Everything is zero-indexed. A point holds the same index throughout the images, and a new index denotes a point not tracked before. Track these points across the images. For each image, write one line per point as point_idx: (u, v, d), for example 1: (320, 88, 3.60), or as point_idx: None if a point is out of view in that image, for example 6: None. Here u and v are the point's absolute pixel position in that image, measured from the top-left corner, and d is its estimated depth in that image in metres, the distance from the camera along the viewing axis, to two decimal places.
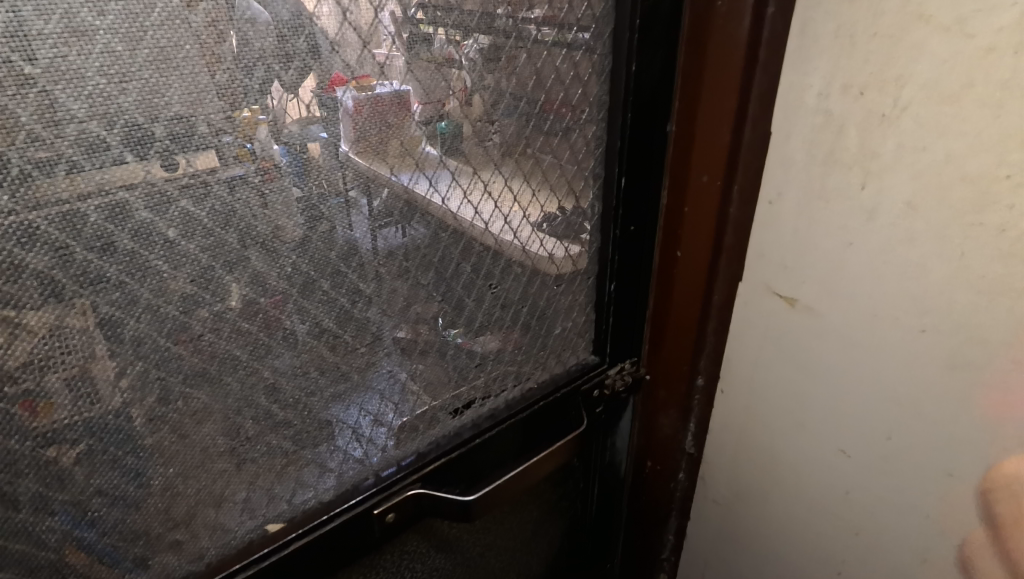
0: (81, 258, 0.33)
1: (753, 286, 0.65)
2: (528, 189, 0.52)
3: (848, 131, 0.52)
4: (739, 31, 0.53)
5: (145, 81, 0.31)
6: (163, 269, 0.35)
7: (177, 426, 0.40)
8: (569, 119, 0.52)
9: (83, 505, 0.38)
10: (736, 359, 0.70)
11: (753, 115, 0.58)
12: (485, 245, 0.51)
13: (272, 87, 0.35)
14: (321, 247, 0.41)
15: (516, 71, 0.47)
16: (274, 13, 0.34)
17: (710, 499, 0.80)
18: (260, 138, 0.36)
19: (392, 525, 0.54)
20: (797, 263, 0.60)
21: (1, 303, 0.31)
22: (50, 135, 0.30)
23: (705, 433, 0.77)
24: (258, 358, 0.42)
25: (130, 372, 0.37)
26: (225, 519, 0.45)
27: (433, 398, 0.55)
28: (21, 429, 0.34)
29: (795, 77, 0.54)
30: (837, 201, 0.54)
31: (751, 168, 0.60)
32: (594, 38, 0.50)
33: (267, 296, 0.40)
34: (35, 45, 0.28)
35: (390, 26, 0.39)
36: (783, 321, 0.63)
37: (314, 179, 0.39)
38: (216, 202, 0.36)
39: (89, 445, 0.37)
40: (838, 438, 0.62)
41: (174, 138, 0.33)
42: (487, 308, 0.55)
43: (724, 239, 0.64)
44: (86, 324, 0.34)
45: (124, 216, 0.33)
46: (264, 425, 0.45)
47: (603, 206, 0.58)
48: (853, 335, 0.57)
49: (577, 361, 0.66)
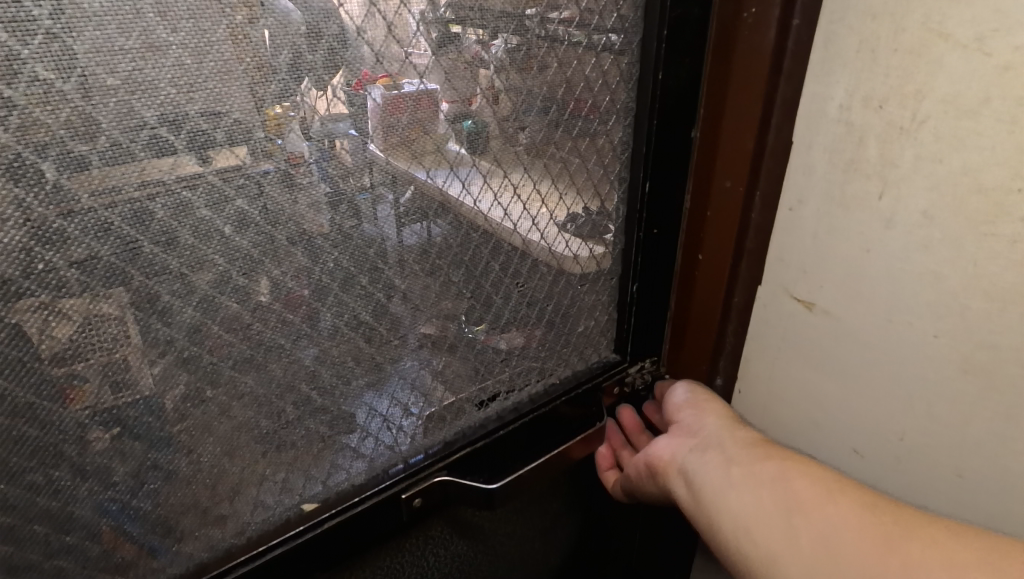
0: (147, 252, 0.36)
1: (772, 290, 0.66)
2: (555, 191, 0.54)
3: (868, 142, 0.53)
4: (764, 42, 0.54)
5: (210, 91, 0.34)
6: (219, 262, 0.38)
7: (225, 408, 0.43)
8: (596, 124, 0.54)
9: (140, 478, 0.41)
10: (755, 361, 0.71)
11: (776, 124, 0.59)
12: (513, 244, 0.54)
13: (302, 86, 0.37)
14: (360, 245, 0.44)
15: (547, 78, 0.49)
16: (324, 26, 0.37)
17: None
18: (290, 137, 0.38)
19: (419, 510, 0.56)
20: (816, 268, 0.61)
21: (70, 294, 0.34)
22: (127, 140, 0.33)
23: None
24: (295, 342, 0.44)
25: (162, 361, 0.39)
26: (265, 496, 0.48)
27: (459, 391, 0.57)
28: (67, 412, 0.37)
29: (818, 89, 0.55)
30: (857, 210, 0.55)
31: (774, 174, 0.61)
32: (623, 45, 0.52)
33: (310, 290, 0.43)
34: (117, 59, 0.31)
35: (420, 29, 0.41)
36: (799, 325, 0.64)
37: (354, 179, 0.42)
38: (269, 201, 0.39)
39: (147, 423, 0.40)
40: (851, 438, 0.64)
41: (232, 141, 0.36)
42: (513, 305, 0.57)
43: (744, 244, 0.65)
44: (120, 313, 0.36)
45: (186, 213, 0.36)
46: (303, 410, 0.47)
47: (628, 209, 0.60)
48: (868, 339, 0.58)
49: (599, 358, 0.68)
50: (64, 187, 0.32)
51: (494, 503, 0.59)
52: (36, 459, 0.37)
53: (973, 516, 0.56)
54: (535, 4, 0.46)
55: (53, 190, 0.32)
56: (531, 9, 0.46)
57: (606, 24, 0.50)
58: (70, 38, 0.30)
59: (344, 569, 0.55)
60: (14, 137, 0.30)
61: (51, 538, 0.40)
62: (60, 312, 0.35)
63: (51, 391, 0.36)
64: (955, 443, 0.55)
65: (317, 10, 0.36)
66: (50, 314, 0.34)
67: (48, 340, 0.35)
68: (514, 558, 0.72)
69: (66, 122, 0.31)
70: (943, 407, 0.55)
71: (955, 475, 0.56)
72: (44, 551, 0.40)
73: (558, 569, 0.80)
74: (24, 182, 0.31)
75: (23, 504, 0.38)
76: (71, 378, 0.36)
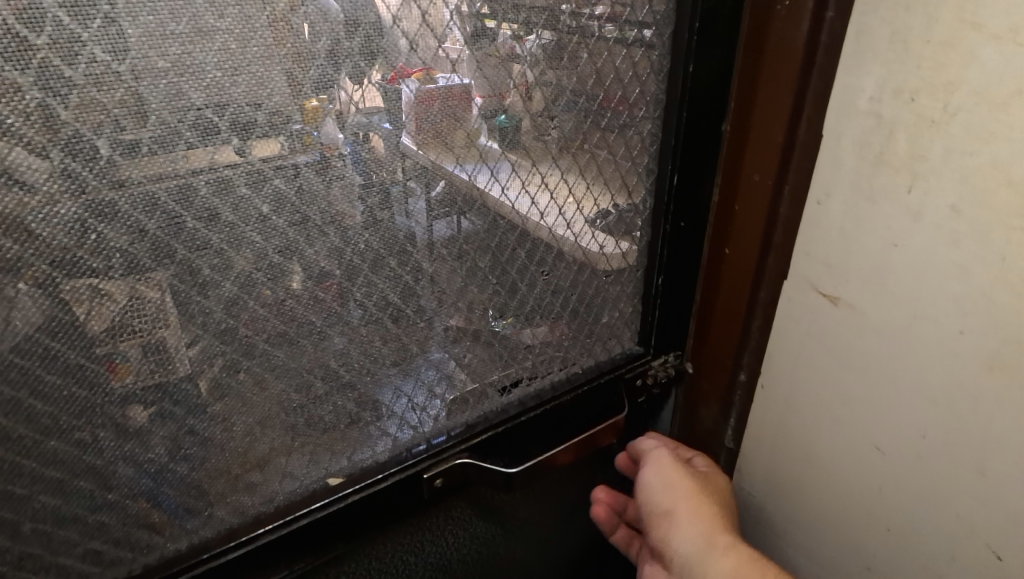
0: (190, 227, 0.38)
1: (799, 284, 0.65)
2: (582, 183, 0.55)
3: (897, 135, 0.52)
4: (798, 35, 0.54)
5: (253, 74, 0.36)
6: (256, 239, 0.40)
7: (259, 379, 0.45)
8: (625, 116, 0.55)
9: (177, 442, 0.44)
10: (779, 358, 0.69)
11: (807, 116, 0.58)
12: (540, 235, 0.55)
13: (342, 80, 0.39)
14: (389, 228, 0.46)
15: (577, 69, 0.50)
16: (360, 15, 0.38)
17: (743, 495, 0.81)
18: (326, 128, 0.39)
19: (440, 489, 0.58)
20: (842, 261, 0.60)
21: (115, 273, 0.36)
22: (175, 120, 0.35)
23: (745, 428, 0.77)
24: (332, 325, 0.47)
25: (198, 342, 0.41)
26: (292, 467, 0.50)
27: (481, 377, 0.59)
28: (107, 376, 0.39)
29: (850, 80, 0.54)
30: (883, 203, 0.55)
31: (803, 168, 0.60)
32: (654, 38, 0.53)
33: (341, 269, 0.45)
34: (168, 43, 0.33)
35: (456, 22, 0.42)
36: (824, 318, 0.63)
37: (388, 167, 0.43)
38: (305, 183, 0.40)
39: (186, 389, 0.42)
40: (872, 436, 0.62)
41: (271, 125, 0.38)
42: (538, 294, 0.58)
43: (772, 239, 0.65)
44: (161, 295, 0.38)
45: (227, 191, 0.38)
46: (331, 386, 0.49)
47: (654, 202, 0.61)
48: (895, 335, 0.57)
49: (622, 349, 0.69)
50: (115, 162, 0.34)
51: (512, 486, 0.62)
52: (83, 418, 0.40)
53: (995, 522, 0.53)
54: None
55: (105, 165, 0.34)
56: (565, 4, 0.47)
57: (638, 16, 0.51)
58: (125, 22, 0.32)
59: (365, 542, 0.57)
60: (72, 113, 0.32)
61: (95, 494, 0.42)
62: (106, 292, 0.37)
63: (99, 364, 0.39)
64: (979, 442, 0.52)
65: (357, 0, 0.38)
66: (100, 282, 0.36)
67: (97, 318, 0.37)
68: (534, 543, 0.74)
69: (120, 102, 0.33)
70: (967, 402, 0.53)
71: (979, 476, 0.53)
72: (89, 505, 0.42)
73: (577, 559, 0.81)
74: (80, 156, 0.33)
75: (71, 460, 0.40)
76: (117, 343, 0.38)
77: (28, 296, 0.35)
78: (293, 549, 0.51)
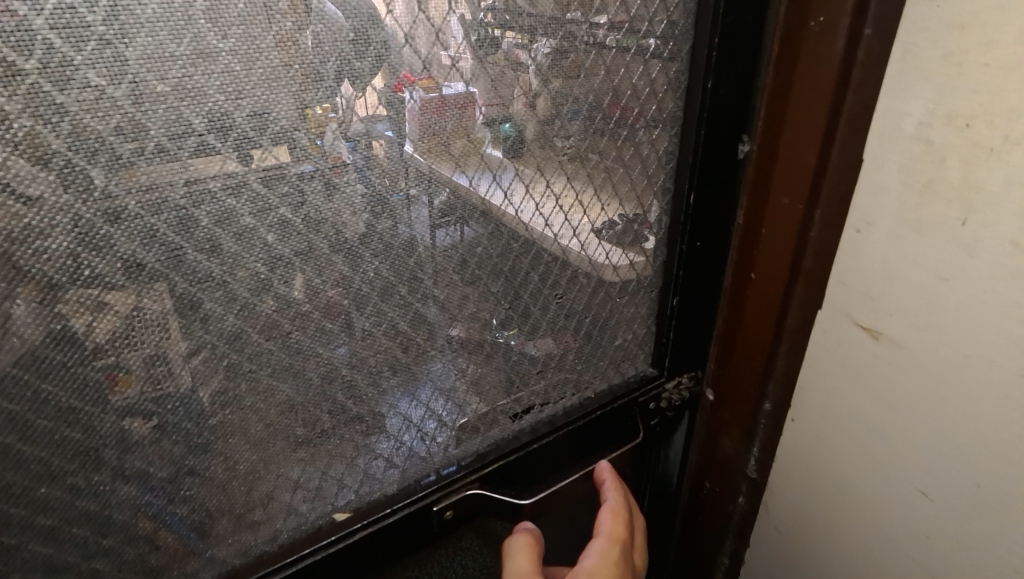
0: (191, 258, 0.35)
1: (832, 314, 0.62)
2: (597, 202, 0.53)
3: (950, 162, 0.49)
4: (832, 51, 0.51)
5: (257, 98, 0.34)
6: (261, 269, 0.38)
7: (263, 414, 0.43)
8: (641, 132, 0.53)
9: (177, 483, 0.41)
10: (814, 387, 0.67)
11: (842, 136, 0.55)
12: (553, 254, 0.52)
13: (342, 88, 0.36)
14: (400, 254, 0.44)
15: (594, 86, 0.48)
16: (370, 33, 0.36)
17: (772, 528, 0.79)
18: (328, 136, 0.37)
19: (451, 521, 0.56)
20: (884, 295, 0.57)
21: (104, 289, 0.34)
22: (174, 147, 0.32)
23: (773, 460, 0.75)
24: (338, 354, 0.44)
25: (202, 350, 0.38)
26: (297, 503, 0.48)
27: (491, 402, 0.56)
28: (104, 398, 0.36)
29: (894, 103, 0.51)
30: (932, 234, 0.51)
31: (838, 193, 0.57)
32: (673, 53, 0.51)
33: (348, 298, 0.43)
34: (167, 66, 0.31)
35: (458, 29, 0.39)
36: (864, 353, 0.60)
37: (379, 177, 0.40)
38: (312, 210, 0.38)
39: (186, 428, 0.40)
40: (917, 476, 0.59)
41: (276, 148, 0.35)
42: (552, 316, 0.56)
43: (802, 266, 0.62)
44: (164, 308, 0.36)
45: (231, 221, 0.36)
46: (338, 418, 0.47)
47: (671, 220, 0.59)
48: (944, 374, 0.54)
49: (636, 372, 0.66)
50: (112, 193, 0.32)
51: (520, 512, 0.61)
52: (77, 462, 0.37)
53: None
54: (576, 7, 0.44)
55: (102, 196, 0.32)
56: (575, 12, 0.45)
57: (656, 30, 0.49)
58: (122, 45, 0.30)
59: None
60: (65, 142, 0.30)
61: (90, 540, 0.40)
62: (104, 301, 0.34)
63: (93, 375, 0.35)
64: None
65: (365, 15, 0.35)
66: (97, 304, 0.34)
67: (93, 330, 0.34)
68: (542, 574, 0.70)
69: (116, 129, 0.31)
70: None
71: None
72: (84, 552, 0.40)
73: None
74: (74, 187, 0.31)
75: (64, 506, 0.38)
76: (115, 353, 0.35)
77: (23, 316, 0.32)
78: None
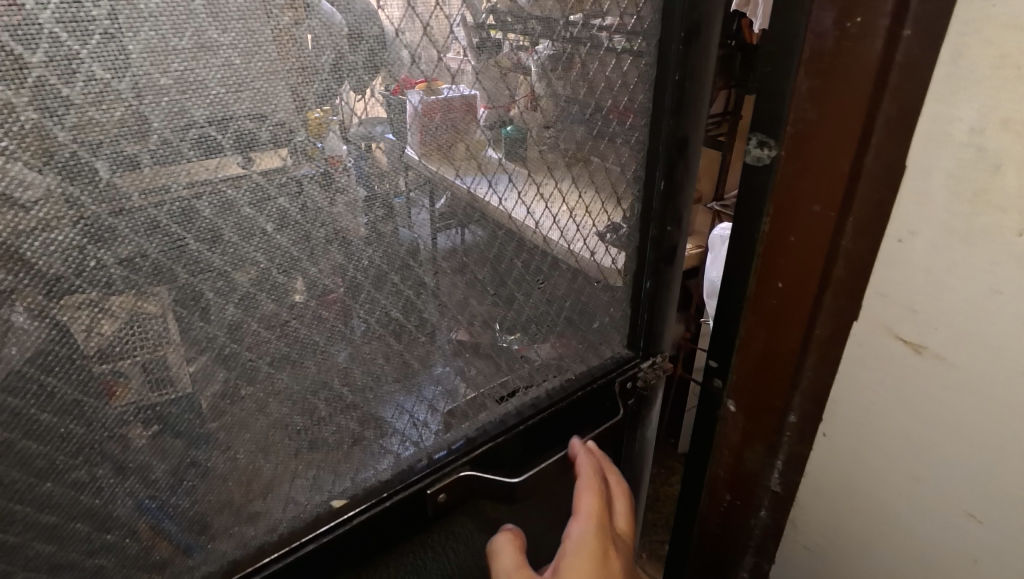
0: (192, 249, 0.36)
1: (874, 325, 0.68)
2: (575, 190, 0.55)
3: (1004, 170, 0.53)
4: (871, 53, 0.54)
5: (257, 90, 0.35)
6: (259, 259, 0.39)
7: (262, 403, 0.44)
8: (615, 125, 0.55)
9: (179, 475, 0.42)
10: (853, 392, 0.72)
11: (877, 143, 0.59)
12: (535, 242, 0.54)
13: (343, 90, 0.38)
14: (392, 242, 0.45)
15: (572, 79, 0.50)
16: (364, 28, 0.37)
17: (814, 534, 0.84)
18: (329, 139, 0.38)
19: (444, 505, 0.56)
20: (928, 307, 0.62)
21: (103, 283, 0.34)
22: (176, 139, 0.33)
23: (811, 465, 0.80)
24: (335, 344, 0.45)
25: (199, 359, 0.39)
26: (296, 493, 0.48)
27: (479, 387, 0.58)
28: (101, 405, 0.37)
29: (944, 109, 0.56)
30: (983, 246, 0.56)
31: (872, 201, 0.62)
32: (644, 47, 0.53)
33: (344, 286, 0.44)
34: (170, 59, 0.32)
35: (461, 31, 0.42)
36: (907, 364, 0.66)
37: (379, 183, 0.42)
38: (309, 200, 0.39)
39: (188, 419, 0.40)
40: (967, 476, 0.64)
41: (275, 140, 0.36)
42: (535, 301, 0.58)
43: (833, 272, 0.66)
44: (161, 312, 0.36)
45: (231, 211, 0.37)
46: (335, 406, 0.48)
47: (643, 207, 0.60)
48: (993, 382, 0.59)
49: (612, 353, 0.68)
50: (114, 184, 0.32)
51: (514, 497, 0.63)
52: (81, 457, 0.37)
53: None
54: (576, 11, 0.48)
55: (105, 187, 0.32)
56: (576, 14, 0.48)
57: (627, 26, 0.52)
58: (126, 38, 0.30)
59: (370, 568, 0.54)
60: (70, 135, 0.30)
61: (93, 536, 0.40)
62: (103, 307, 0.34)
63: (92, 385, 0.36)
64: None
65: (360, 12, 0.37)
66: (98, 303, 0.34)
67: (93, 336, 0.35)
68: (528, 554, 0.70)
69: (120, 122, 0.31)
70: None
71: None
72: (87, 548, 0.40)
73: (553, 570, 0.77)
74: (79, 179, 0.31)
75: (68, 503, 0.38)
76: (115, 361, 0.36)
77: (23, 324, 0.32)
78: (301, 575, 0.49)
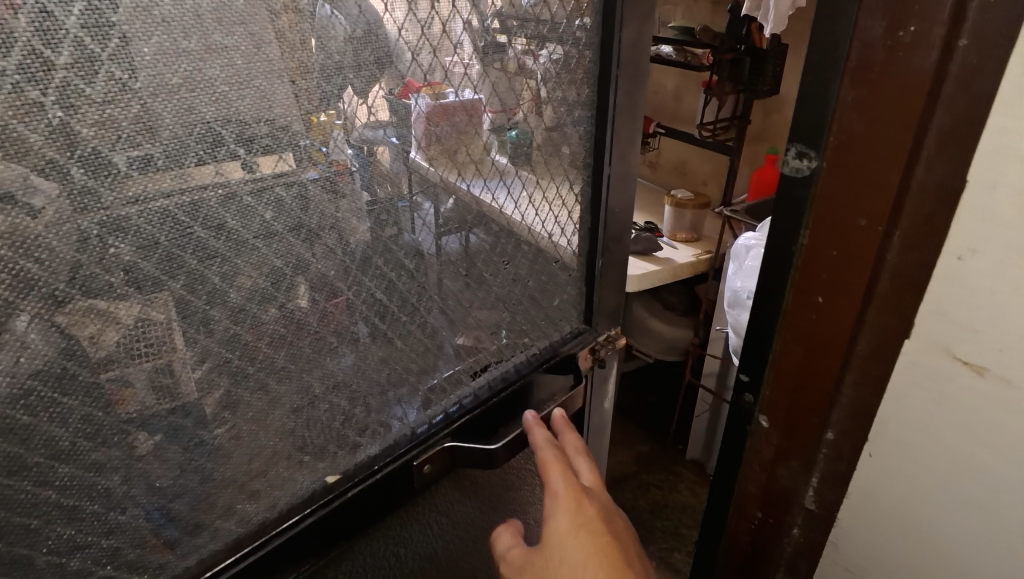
0: (198, 237, 0.38)
1: (928, 347, 0.62)
2: (535, 179, 0.57)
3: None
4: (923, 65, 0.51)
5: (256, 88, 0.38)
6: (258, 246, 0.41)
7: (262, 382, 0.46)
8: (565, 116, 0.58)
9: (188, 454, 0.44)
10: (903, 418, 0.66)
11: (928, 157, 0.54)
12: (501, 224, 0.57)
13: (345, 94, 0.41)
14: (374, 223, 0.47)
15: (533, 71, 0.53)
16: (362, 35, 0.41)
17: (851, 561, 0.79)
18: (335, 138, 0.42)
19: (430, 476, 0.59)
20: (990, 327, 0.57)
21: (119, 272, 0.36)
22: (185, 134, 0.35)
23: (852, 493, 0.74)
24: (328, 327, 0.48)
25: (207, 360, 0.42)
26: (294, 471, 0.50)
27: (468, 356, 0.60)
28: (108, 407, 0.39)
29: (1007, 122, 0.50)
30: None
31: (922, 214, 0.57)
32: (585, 41, 0.55)
33: (335, 270, 0.46)
34: (180, 61, 0.34)
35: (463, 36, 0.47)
36: (968, 388, 0.61)
37: (377, 177, 0.46)
38: (304, 190, 0.42)
39: (197, 399, 0.43)
40: None
41: (274, 137, 0.39)
42: (502, 280, 0.60)
43: (877, 288, 0.62)
44: (165, 317, 0.39)
45: (233, 201, 0.39)
46: (327, 386, 0.50)
47: (594, 191, 0.63)
48: None
49: (572, 330, 0.70)
50: (129, 175, 0.34)
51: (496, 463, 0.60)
52: (98, 440, 0.39)
53: None
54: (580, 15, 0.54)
55: (122, 180, 0.34)
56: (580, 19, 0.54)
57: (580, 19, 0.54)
58: (140, 42, 0.33)
59: (360, 541, 0.57)
60: (92, 132, 0.32)
61: (107, 516, 0.42)
62: (108, 312, 0.36)
63: (102, 389, 0.38)
64: None
65: (357, 16, 0.40)
66: (111, 300, 0.36)
67: (103, 340, 0.37)
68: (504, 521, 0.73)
69: (133, 118, 0.33)
70: None
71: None
72: (100, 528, 0.42)
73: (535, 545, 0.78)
74: (97, 172, 0.33)
75: (83, 485, 0.40)
76: (125, 363, 0.38)
77: (34, 327, 0.34)
78: (301, 551, 0.51)
